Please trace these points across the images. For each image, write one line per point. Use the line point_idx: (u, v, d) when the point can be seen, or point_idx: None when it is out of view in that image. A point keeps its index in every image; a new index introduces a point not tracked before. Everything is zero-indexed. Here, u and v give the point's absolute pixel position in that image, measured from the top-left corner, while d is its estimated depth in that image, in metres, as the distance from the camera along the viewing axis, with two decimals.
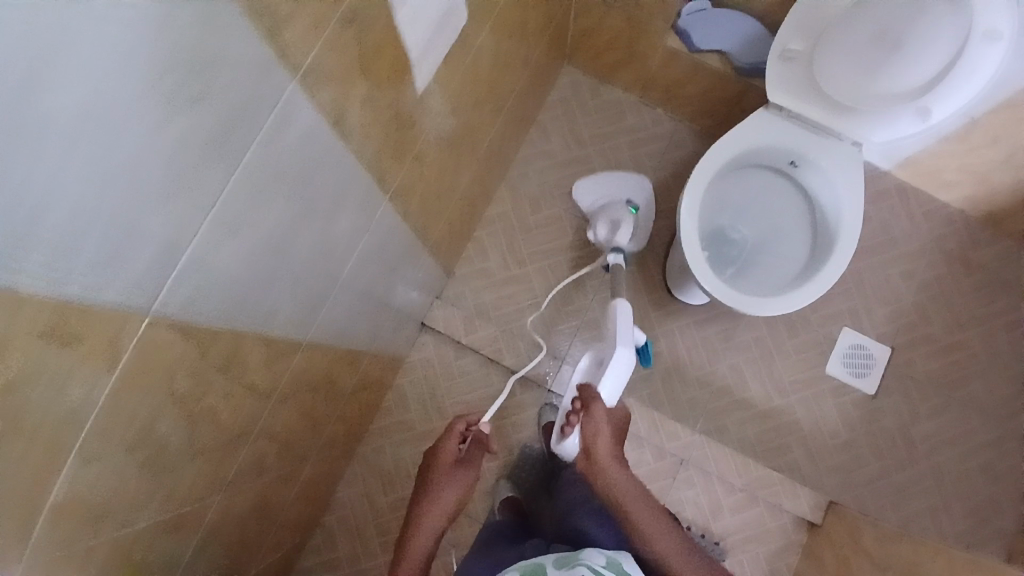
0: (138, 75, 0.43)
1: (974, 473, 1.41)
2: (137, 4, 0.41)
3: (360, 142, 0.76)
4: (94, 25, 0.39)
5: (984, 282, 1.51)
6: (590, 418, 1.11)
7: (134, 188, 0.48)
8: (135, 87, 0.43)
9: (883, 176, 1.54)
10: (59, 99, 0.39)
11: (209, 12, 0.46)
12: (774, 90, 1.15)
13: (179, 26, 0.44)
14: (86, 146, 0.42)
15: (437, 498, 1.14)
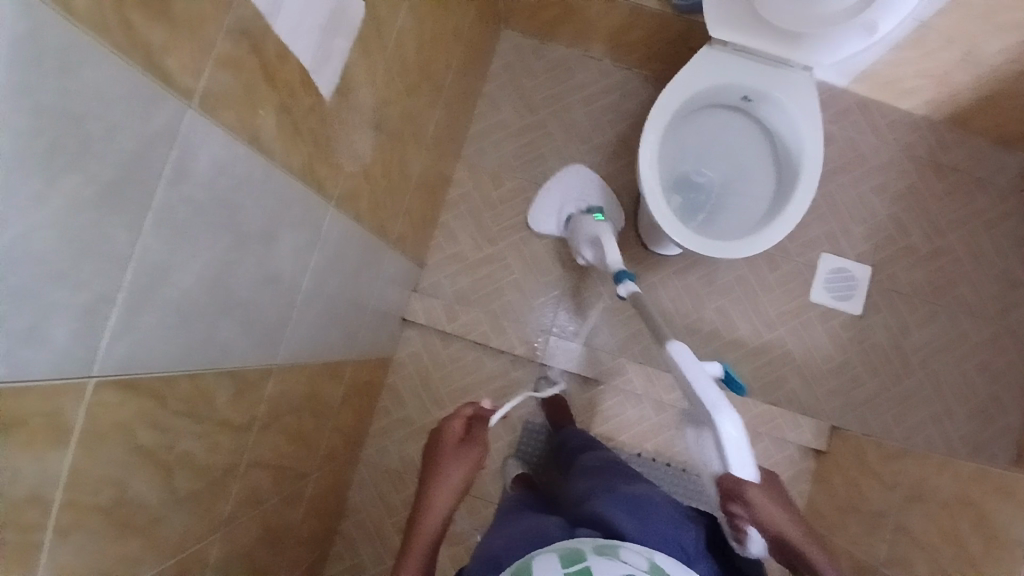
0: (8, 141, 0.39)
1: (968, 373, 1.42)
2: None
3: (285, 156, 0.72)
4: None
5: (957, 182, 1.49)
6: (753, 509, 0.84)
7: (34, 258, 0.44)
8: (7, 155, 0.39)
9: (843, 92, 1.50)
10: None
11: (70, 55, 0.42)
12: (717, 27, 1.10)
13: (48, 77, 0.40)
14: None
15: (442, 484, 0.91)
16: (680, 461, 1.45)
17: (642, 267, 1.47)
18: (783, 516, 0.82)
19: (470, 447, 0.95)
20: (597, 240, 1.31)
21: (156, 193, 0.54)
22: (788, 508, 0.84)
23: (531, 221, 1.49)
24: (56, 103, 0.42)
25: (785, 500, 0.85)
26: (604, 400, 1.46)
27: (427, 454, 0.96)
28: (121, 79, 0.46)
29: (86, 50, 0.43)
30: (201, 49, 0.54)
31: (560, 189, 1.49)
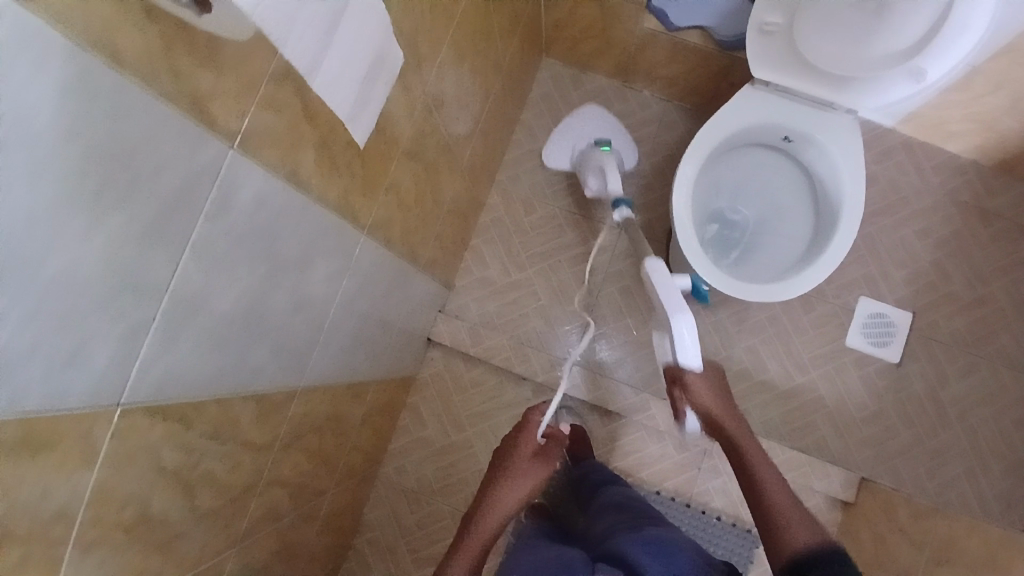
0: (55, 186, 0.41)
1: (1011, 431, 1.36)
2: (43, 115, 0.39)
3: (321, 189, 0.74)
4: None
5: (1006, 230, 1.44)
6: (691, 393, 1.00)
7: (75, 294, 0.46)
8: (54, 198, 0.41)
9: (888, 134, 1.47)
10: None
11: (120, 103, 0.44)
12: (758, 67, 1.10)
13: (97, 122, 0.42)
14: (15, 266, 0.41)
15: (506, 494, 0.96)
16: (700, 502, 1.41)
17: None
18: (714, 398, 1.00)
19: (541, 465, 0.99)
20: (604, 170, 1.32)
21: (195, 228, 0.56)
22: (723, 394, 1.01)
23: (544, 157, 1.53)
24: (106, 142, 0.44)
25: (720, 386, 1.01)
26: (626, 434, 1.44)
27: (501, 460, 1.02)
28: (168, 119, 0.48)
29: (135, 92, 0.45)
30: (246, 92, 0.56)
31: (576, 128, 1.52)
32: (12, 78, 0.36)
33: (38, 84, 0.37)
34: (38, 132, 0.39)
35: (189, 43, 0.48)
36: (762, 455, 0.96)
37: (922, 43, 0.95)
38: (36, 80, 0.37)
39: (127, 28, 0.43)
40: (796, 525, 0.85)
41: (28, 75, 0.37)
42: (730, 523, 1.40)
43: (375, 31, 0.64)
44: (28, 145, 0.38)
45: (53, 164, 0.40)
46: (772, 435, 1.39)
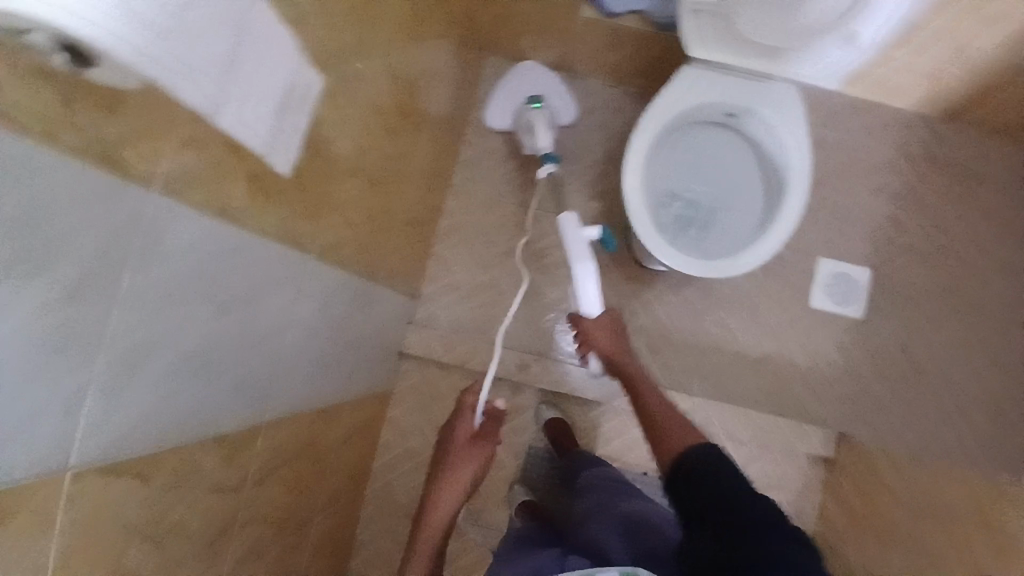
0: None
1: (981, 373, 1.40)
2: None
3: (258, 219, 0.72)
4: None
5: (957, 178, 1.47)
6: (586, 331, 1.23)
7: (7, 368, 0.44)
8: None
9: (833, 96, 1.48)
10: None
11: (30, 166, 0.42)
12: (695, 49, 1.09)
13: (8, 187, 0.40)
14: None
15: (453, 481, 1.09)
16: None
17: (638, 284, 1.46)
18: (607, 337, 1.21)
19: (482, 446, 1.11)
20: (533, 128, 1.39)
21: (124, 278, 0.54)
22: (615, 335, 1.22)
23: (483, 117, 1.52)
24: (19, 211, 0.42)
25: (613, 329, 1.23)
26: (608, 420, 1.46)
27: (444, 452, 1.15)
28: (79, 177, 0.46)
29: (41, 155, 0.42)
30: (158, 135, 0.54)
31: (512, 84, 1.49)
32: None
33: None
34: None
35: (89, 96, 0.46)
36: (654, 392, 1.10)
37: (853, 8, 0.96)
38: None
39: (19, 90, 0.40)
40: (678, 437, 0.96)
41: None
42: None
43: (286, 60, 0.60)
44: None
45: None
46: (750, 405, 1.42)
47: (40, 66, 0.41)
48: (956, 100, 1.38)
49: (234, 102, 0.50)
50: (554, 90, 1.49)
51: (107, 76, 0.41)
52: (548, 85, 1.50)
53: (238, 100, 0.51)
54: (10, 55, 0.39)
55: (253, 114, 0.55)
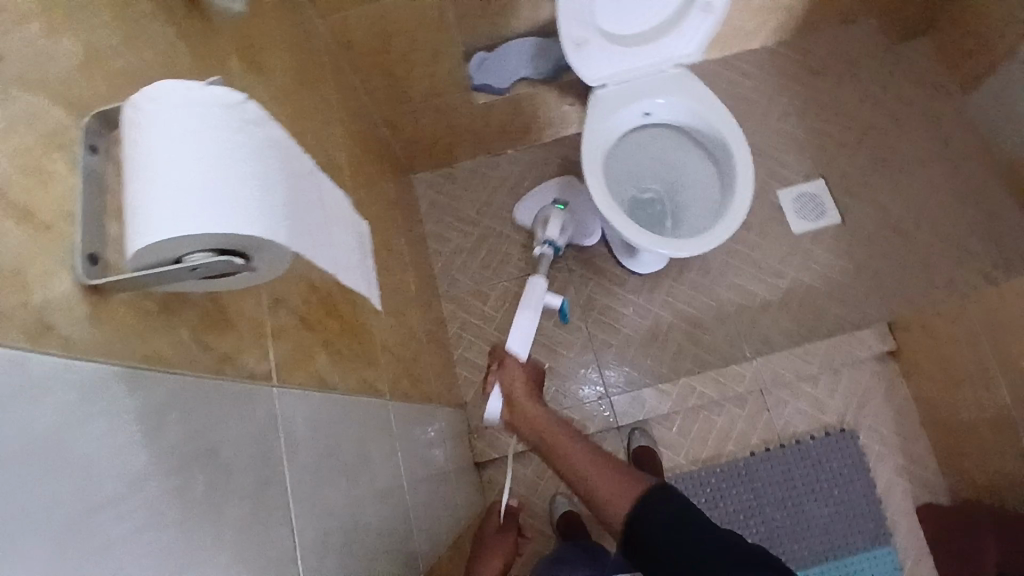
0: (165, 519, 0.39)
1: (958, 208, 1.53)
2: (130, 439, 0.37)
3: (345, 382, 0.74)
4: (125, 527, 0.35)
5: (836, 74, 1.65)
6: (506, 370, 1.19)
7: None
8: (175, 529, 0.39)
9: (705, 64, 1.66)
10: None
11: (186, 395, 0.43)
12: (588, 74, 1.22)
13: (171, 433, 0.41)
14: None
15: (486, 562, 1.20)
16: (790, 435, 1.44)
17: (646, 291, 1.53)
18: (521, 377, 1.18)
19: (503, 535, 1.29)
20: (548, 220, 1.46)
21: (286, 477, 0.54)
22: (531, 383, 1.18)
23: (473, 207, 1.63)
24: (133, 445, 0.37)
25: (532, 376, 1.20)
26: (692, 425, 1.45)
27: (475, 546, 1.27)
28: (186, 391, 0.43)
29: (133, 376, 0.38)
30: (258, 332, 0.56)
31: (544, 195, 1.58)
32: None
33: (41, 405, 0.32)
34: (74, 457, 0.33)
35: (176, 311, 0.44)
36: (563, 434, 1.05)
37: None
38: (34, 406, 0.31)
39: (85, 319, 0.36)
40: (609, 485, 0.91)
41: (21, 403, 0.31)
42: (823, 433, 1.43)
43: (352, 216, 0.57)
44: (28, 503, 0.30)
45: (92, 502, 0.33)
46: (798, 340, 1.47)
47: (131, 298, 0.40)
48: (801, 17, 1.59)
49: (322, 238, 0.47)
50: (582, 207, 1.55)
51: (273, 259, 0.41)
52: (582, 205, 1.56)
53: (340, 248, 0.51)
54: (48, 308, 0.34)
55: (345, 266, 0.52)
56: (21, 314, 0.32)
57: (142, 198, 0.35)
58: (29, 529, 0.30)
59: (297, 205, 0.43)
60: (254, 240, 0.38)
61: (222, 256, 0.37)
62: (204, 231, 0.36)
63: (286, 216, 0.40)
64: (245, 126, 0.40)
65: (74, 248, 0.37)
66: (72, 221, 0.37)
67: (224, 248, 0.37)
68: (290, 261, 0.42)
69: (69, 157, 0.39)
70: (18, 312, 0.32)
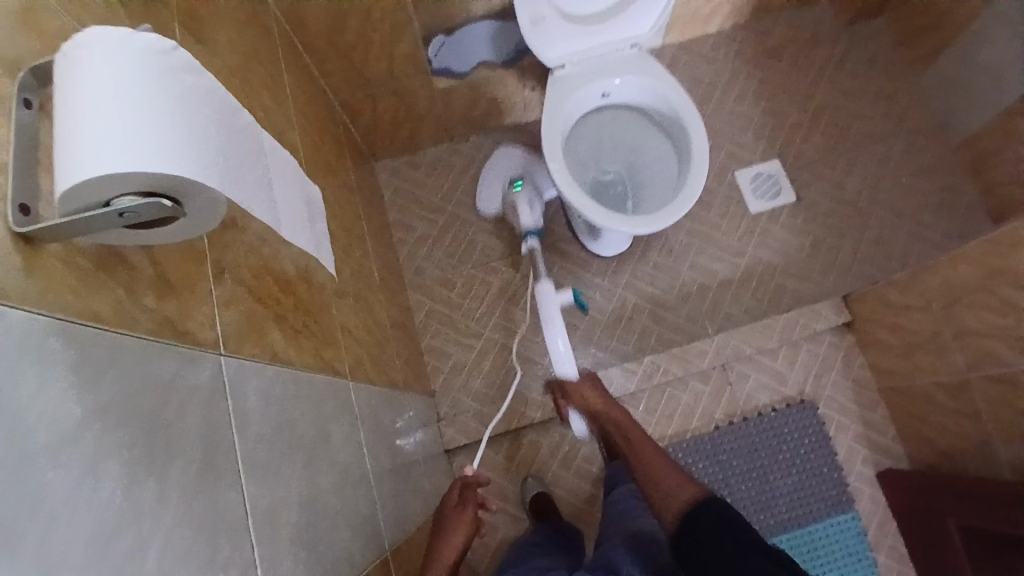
0: (112, 473, 0.38)
1: (907, 183, 1.58)
2: (69, 388, 0.36)
3: (300, 357, 0.73)
4: (65, 478, 0.34)
5: (790, 57, 1.69)
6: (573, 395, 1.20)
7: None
8: (123, 480, 0.39)
9: (663, 48, 1.69)
10: (71, 532, 0.34)
11: (126, 350, 0.42)
12: (547, 53, 1.23)
13: (114, 388, 0.40)
14: (159, 546, 0.40)
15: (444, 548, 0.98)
16: (753, 408, 1.47)
17: (611, 273, 1.55)
18: (593, 395, 1.17)
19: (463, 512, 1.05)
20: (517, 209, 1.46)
21: (238, 442, 0.54)
22: (610, 402, 1.16)
23: (437, 193, 1.62)
24: (67, 396, 0.36)
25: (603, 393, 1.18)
26: (659, 403, 1.46)
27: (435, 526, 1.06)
28: (124, 348, 0.42)
29: (66, 328, 0.37)
30: (204, 299, 0.55)
31: (495, 171, 1.56)
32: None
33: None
34: (1, 401, 0.32)
35: (111, 270, 0.43)
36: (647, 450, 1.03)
37: None
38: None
39: (16, 269, 0.35)
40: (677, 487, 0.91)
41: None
42: (785, 406, 1.47)
43: (296, 177, 0.57)
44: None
45: (22, 448, 0.32)
46: (760, 317, 1.51)
47: (62, 254, 0.39)
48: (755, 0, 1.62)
49: (262, 194, 0.47)
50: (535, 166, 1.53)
51: (208, 205, 0.40)
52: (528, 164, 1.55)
53: (283, 209, 0.52)
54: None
55: (287, 222, 0.53)
56: None
57: (67, 139, 0.34)
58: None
59: (233, 156, 0.43)
60: (185, 185, 0.38)
61: (151, 198, 0.36)
62: (133, 172, 0.35)
63: (220, 165, 0.40)
64: (175, 74, 0.39)
65: (6, 197, 0.36)
66: (6, 173, 0.37)
67: (153, 190, 0.37)
68: (227, 210, 0.42)
69: (3, 110, 0.38)
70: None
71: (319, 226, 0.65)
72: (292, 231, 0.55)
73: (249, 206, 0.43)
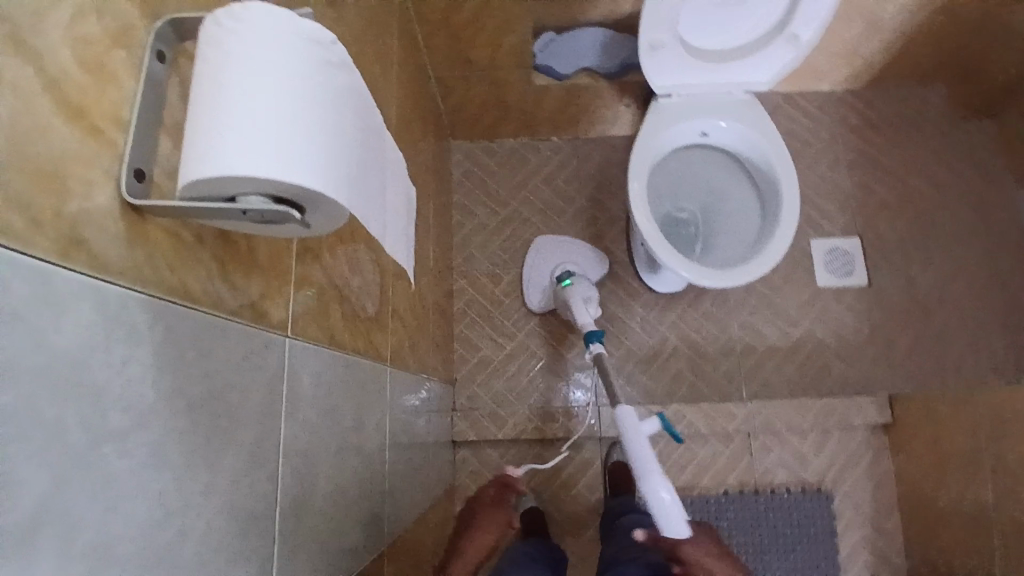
0: (171, 462, 0.36)
1: (985, 294, 1.50)
2: (149, 370, 0.34)
3: (353, 341, 0.72)
4: (131, 466, 0.32)
5: (898, 134, 1.61)
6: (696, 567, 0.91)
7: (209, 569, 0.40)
8: (178, 467, 0.37)
9: (768, 95, 1.62)
10: (125, 524, 0.32)
11: (204, 331, 0.40)
12: (656, 79, 1.19)
13: (188, 369, 0.38)
14: (196, 536, 0.39)
15: None
16: (767, 482, 1.43)
17: (658, 310, 1.51)
18: (714, 559, 0.92)
19: None
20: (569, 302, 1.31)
21: (283, 428, 0.53)
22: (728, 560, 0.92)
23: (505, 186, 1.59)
24: (146, 379, 0.34)
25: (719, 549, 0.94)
26: (674, 452, 1.43)
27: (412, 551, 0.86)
28: (204, 328, 0.40)
29: (159, 305, 0.35)
30: (283, 278, 0.53)
31: (535, 267, 1.52)
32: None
33: (61, 322, 0.28)
34: (83, 384, 0.29)
35: (206, 243, 0.41)
36: None
37: (788, 15, 1.12)
38: (49, 318, 0.27)
39: (118, 239, 0.33)
40: None
41: (35, 314, 0.26)
42: (800, 489, 1.43)
43: (403, 178, 0.55)
44: (27, 421, 0.26)
45: (94, 435, 0.30)
46: (798, 393, 1.46)
47: (166, 223, 0.37)
48: (876, 69, 1.55)
49: (376, 200, 0.45)
50: (571, 255, 1.52)
51: (325, 220, 0.38)
52: (565, 252, 1.52)
53: (388, 213, 0.50)
54: (87, 219, 0.31)
55: (387, 225, 0.51)
56: (55, 219, 0.28)
57: (210, 126, 0.32)
58: (25, 459, 0.26)
59: (360, 165, 0.41)
60: (313, 197, 0.36)
61: (278, 205, 0.34)
62: (271, 178, 0.33)
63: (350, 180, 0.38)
64: (329, 71, 0.37)
65: (123, 158, 0.33)
66: (125, 129, 0.34)
67: (282, 197, 0.35)
68: (344, 221, 0.40)
69: (133, 59, 0.35)
70: (53, 217, 0.28)
71: (411, 223, 0.63)
72: (390, 233, 0.53)
73: (364, 219, 0.41)
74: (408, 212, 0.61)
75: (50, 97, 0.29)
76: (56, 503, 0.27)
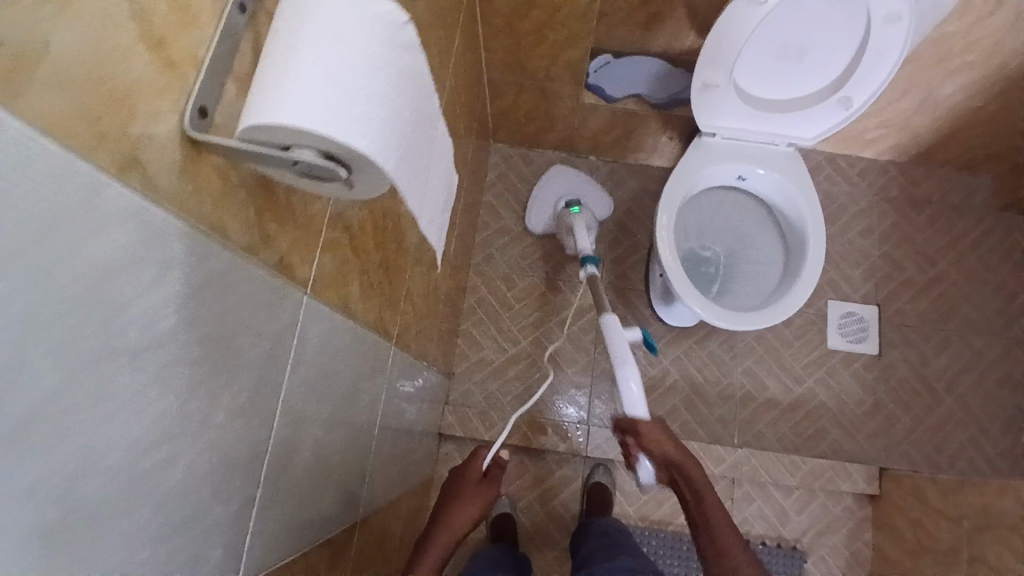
0: (174, 385, 0.38)
1: (993, 388, 1.49)
2: (172, 294, 0.36)
3: (365, 311, 0.74)
4: (137, 380, 0.35)
5: (935, 213, 1.60)
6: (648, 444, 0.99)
7: (193, 493, 0.42)
8: (181, 391, 0.39)
9: (812, 152, 1.63)
10: (122, 434, 0.34)
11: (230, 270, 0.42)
12: (703, 117, 1.20)
13: (209, 302, 0.40)
14: (185, 461, 0.41)
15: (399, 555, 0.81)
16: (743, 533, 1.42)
17: (665, 342, 1.52)
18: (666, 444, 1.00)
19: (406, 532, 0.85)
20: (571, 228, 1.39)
21: (285, 378, 0.54)
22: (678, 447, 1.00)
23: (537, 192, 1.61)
24: (168, 302, 0.36)
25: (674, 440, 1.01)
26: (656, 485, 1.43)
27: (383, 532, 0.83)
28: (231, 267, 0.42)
29: (195, 236, 0.38)
30: (312, 237, 0.55)
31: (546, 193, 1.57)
32: (40, 219, 0.26)
33: (102, 233, 0.30)
34: (109, 294, 0.31)
35: (247, 187, 0.44)
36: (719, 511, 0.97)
37: (844, 76, 1.12)
38: (93, 230, 0.29)
39: (173, 166, 0.35)
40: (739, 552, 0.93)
41: (83, 225, 0.29)
42: (775, 546, 1.41)
43: (445, 164, 0.58)
44: (56, 316, 0.28)
45: (111, 345, 0.32)
46: (790, 451, 1.45)
47: (217, 161, 0.40)
48: (924, 145, 1.55)
49: (418, 178, 0.47)
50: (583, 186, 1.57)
51: (368, 182, 0.40)
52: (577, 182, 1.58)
53: (426, 194, 0.52)
54: (147, 143, 0.33)
55: (424, 206, 0.53)
56: (121, 139, 0.31)
57: (279, 78, 0.34)
58: (44, 354, 0.28)
59: (409, 139, 0.43)
60: (360, 159, 0.37)
61: (326, 160, 0.36)
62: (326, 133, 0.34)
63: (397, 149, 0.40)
64: (396, 50, 0.40)
65: (190, 95, 0.36)
66: (197, 68, 0.37)
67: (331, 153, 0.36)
68: (385, 189, 0.42)
69: (216, 6, 0.38)
70: (116, 136, 0.31)
71: (445, 209, 0.65)
72: (424, 213, 0.56)
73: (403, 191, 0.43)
74: (444, 198, 0.64)
75: (137, 27, 0.32)
76: (65, 397, 0.29)
